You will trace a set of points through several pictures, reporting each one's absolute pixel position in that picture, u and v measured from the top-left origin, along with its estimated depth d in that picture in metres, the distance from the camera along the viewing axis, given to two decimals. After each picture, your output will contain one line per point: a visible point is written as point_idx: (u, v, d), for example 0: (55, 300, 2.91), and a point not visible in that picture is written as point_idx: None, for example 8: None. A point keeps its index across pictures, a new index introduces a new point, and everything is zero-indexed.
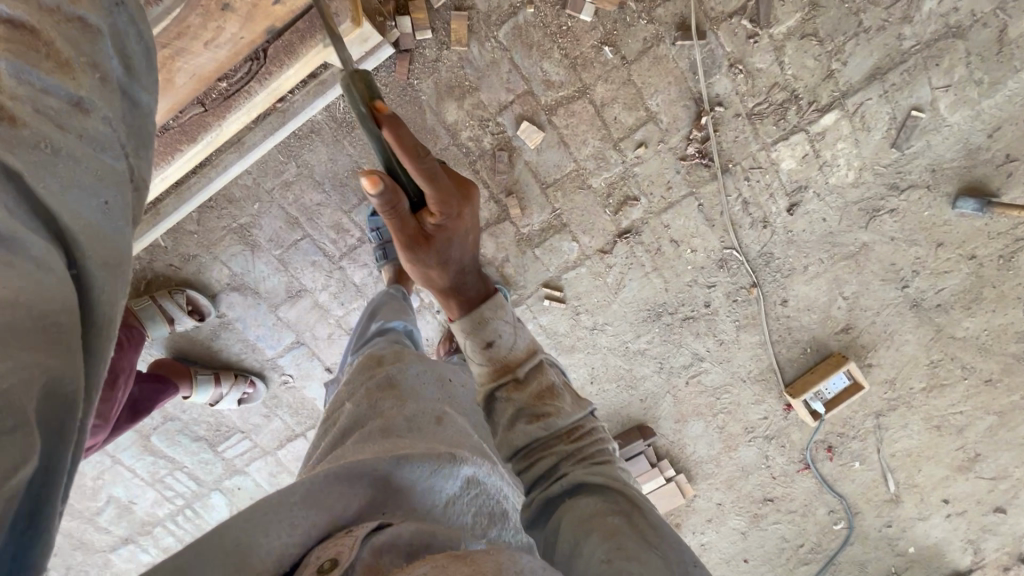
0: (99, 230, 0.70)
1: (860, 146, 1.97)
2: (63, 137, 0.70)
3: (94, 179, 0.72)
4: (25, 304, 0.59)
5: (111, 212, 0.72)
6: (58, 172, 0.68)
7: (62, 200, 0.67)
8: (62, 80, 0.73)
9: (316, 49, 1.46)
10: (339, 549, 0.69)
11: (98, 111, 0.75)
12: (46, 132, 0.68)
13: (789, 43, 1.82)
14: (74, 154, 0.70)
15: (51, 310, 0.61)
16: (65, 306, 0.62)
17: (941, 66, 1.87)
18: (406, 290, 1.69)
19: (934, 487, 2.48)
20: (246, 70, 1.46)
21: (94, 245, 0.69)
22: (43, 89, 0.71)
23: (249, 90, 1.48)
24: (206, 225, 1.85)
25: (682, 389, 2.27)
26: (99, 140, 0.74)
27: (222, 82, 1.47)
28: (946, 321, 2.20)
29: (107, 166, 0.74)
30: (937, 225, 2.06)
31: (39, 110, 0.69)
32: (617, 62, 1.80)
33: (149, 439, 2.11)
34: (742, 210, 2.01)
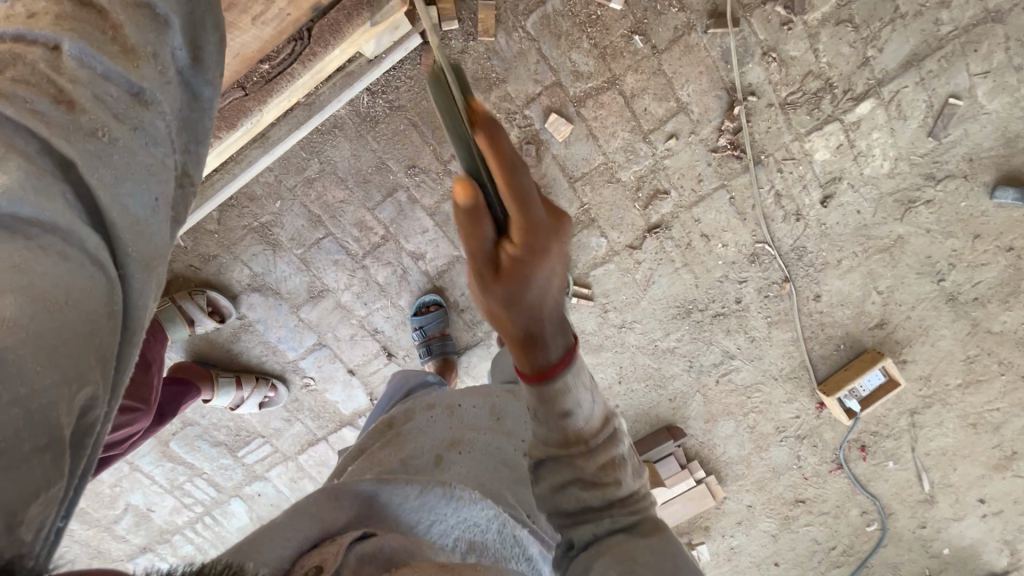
0: (144, 231, 0.66)
1: (895, 135, 1.91)
2: (120, 127, 0.67)
3: (146, 175, 0.68)
4: (75, 309, 0.53)
5: (159, 212, 0.69)
6: (111, 163, 0.64)
7: (112, 194, 0.63)
8: (124, 67, 0.69)
9: (362, 27, 1.43)
10: (325, 557, 0.68)
11: (157, 103, 0.72)
12: (102, 119, 0.65)
13: (824, 30, 1.77)
14: (130, 148, 0.67)
15: (95, 318, 0.55)
16: (106, 310, 0.57)
17: (979, 52, 1.81)
18: (421, 372, 1.65)
19: (971, 487, 2.41)
20: (289, 51, 1.43)
21: (137, 246, 0.64)
22: (104, 75, 0.68)
23: (291, 72, 1.44)
24: (226, 225, 1.81)
25: (711, 388, 2.21)
26: (155, 134, 0.71)
27: (265, 64, 1.43)
28: (983, 315, 2.14)
29: (160, 162, 0.71)
30: (974, 216, 2.00)
31: (99, 96, 0.66)
32: (647, 51, 1.75)
33: (168, 444, 2.07)
34: (774, 202, 1.95)
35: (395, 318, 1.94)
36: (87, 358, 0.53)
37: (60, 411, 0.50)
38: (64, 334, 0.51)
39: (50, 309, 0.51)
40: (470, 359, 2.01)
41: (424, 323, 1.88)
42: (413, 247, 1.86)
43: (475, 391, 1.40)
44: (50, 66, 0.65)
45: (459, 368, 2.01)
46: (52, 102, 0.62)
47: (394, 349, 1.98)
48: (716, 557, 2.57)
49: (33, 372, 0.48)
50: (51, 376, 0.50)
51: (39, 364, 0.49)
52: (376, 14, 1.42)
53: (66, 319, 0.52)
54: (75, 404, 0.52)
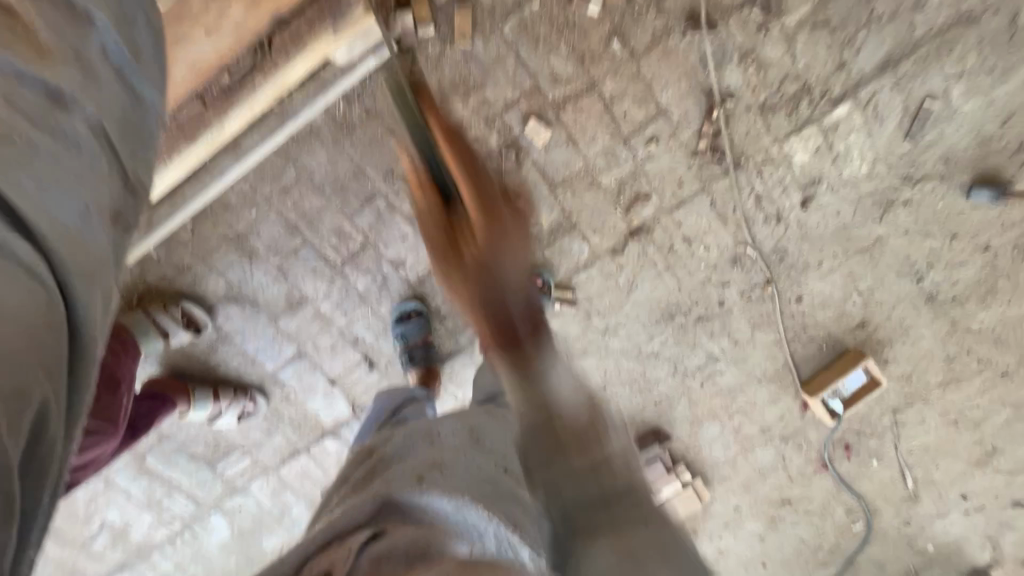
0: (74, 233, 0.76)
1: (873, 137, 1.92)
2: (39, 133, 0.74)
3: (74, 180, 0.77)
4: (14, 326, 0.65)
5: (91, 216, 0.79)
6: (34, 169, 0.73)
7: (37, 198, 0.72)
8: (38, 66, 0.76)
9: (324, 37, 1.40)
10: (339, 561, 0.83)
11: (79, 107, 0.80)
12: (21, 127, 0.73)
13: (801, 33, 1.78)
14: (54, 152, 0.75)
15: (38, 333, 0.67)
16: (50, 328, 0.69)
17: (953, 54, 1.83)
18: (410, 390, 1.64)
19: (953, 483, 2.43)
20: (248, 61, 1.42)
21: (75, 259, 0.76)
22: (17, 77, 0.74)
23: (250, 81, 1.42)
24: (200, 234, 1.77)
25: (696, 391, 2.21)
26: (80, 139, 0.79)
27: (223, 73, 1.42)
28: (961, 313, 2.16)
29: (92, 167, 0.80)
30: (951, 216, 2.02)
31: (13, 102, 0.73)
32: (625, 55, 1.74)
33: (145, 459, 2.02)
34: (755, 205, 1.96)
35: (375, 326, 1.91)
36: (28, 378, 0.64)
37: (2, 429, 0.60)
38: (4, 348, 0.63)
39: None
40: (454, 366, 1.98)
41: (406, 331, 1.85)
42: (393, 254, 1.83)
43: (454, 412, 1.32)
44: None
45: (443, 376, 1.99)
46: None
47: (375, 357, 1.96)
48: (705, 559, 2.57)
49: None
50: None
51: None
52: (339, 25, 1.39)
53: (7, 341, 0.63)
54: (21, 418, 0.63)
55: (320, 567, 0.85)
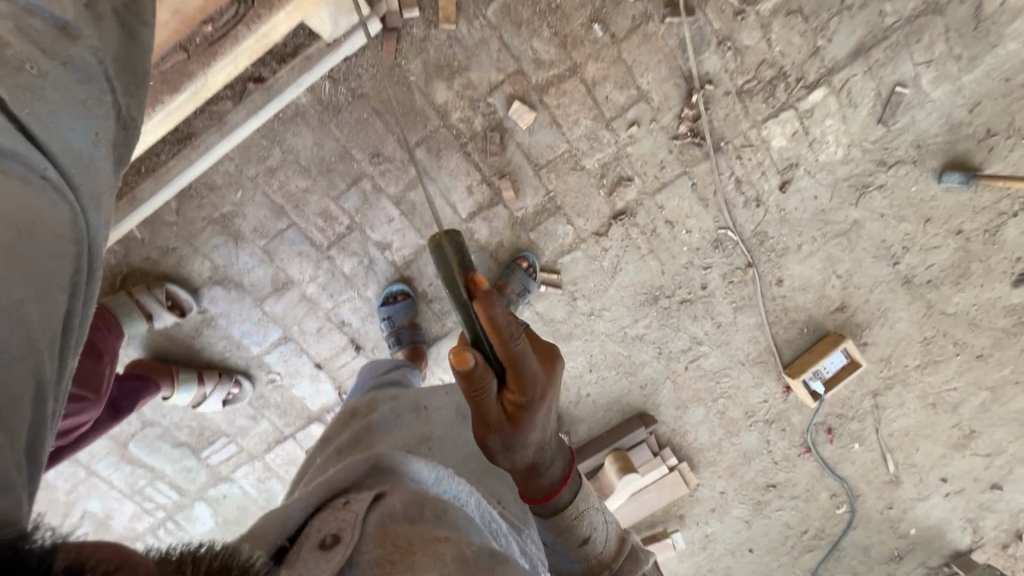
0: (82, 157, 0.75)
1: (847, 123, 1.98)
2: (46, 61, 0.75)
3: (88, 110, 0.79)
4: (40, 228, 0.63)
5: (93, 141, 0.78)
6: (43, 97, 0.72)
7: (51, 124, 0.72)
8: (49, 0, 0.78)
9: None
10: (343, 525, 0.78)
11: (85, 39, 0.82)
12: (28, 52, 0.74)
13: (776, 20, 1.84)
14: (61, 81, 0.76)
15: (60, 244, 0.65)
16: (64, 238, 0.67)
17: (921, 42, 1.90)
18: (395, 361, 1.61)
19: (933, 466, 2.48)
20: (231, 13, 1.36)
21: (80, 178, 0.74)
22: (28, 9, 0.76)
23: (237, 32, 1.37)
24: (185, 215, 1.77)
25: (681, 374, 2.24)
26: (84, 69, 0.80)
27: (207, 25, 1.37)
28: (937, 296, 2.22)
29: (92, 95, 0.80)
30: (924, 200, 2.08)
31: (22, 28, 0.74)
32: (607, 40, 1.79)
33: (127, 447, 2.00)
34: (735, 188, 2.00)
35: (362, 309, 1.92)
36: (53, 287, 0.63)
37: (37, 331, 0.59)
38: (28, 255, 0.60)
39: (17, 229, 0.60)
40: (441, 350, 1.99)
41: (392, 313, 1.86)
42: (379, 237, 1.85)
43: (439, 388, 1.34)
44: None
45: (429, 360, 1.99)
46: None
47: (361, 341, 1.96)
48: (692, 546, 2.58)
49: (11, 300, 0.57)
50: (31, 296, 0.59)
51: (14, 284, 0.58)
52: None
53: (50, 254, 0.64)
54: (49, 322, 0.61)
55: (319, 521, 0.80)
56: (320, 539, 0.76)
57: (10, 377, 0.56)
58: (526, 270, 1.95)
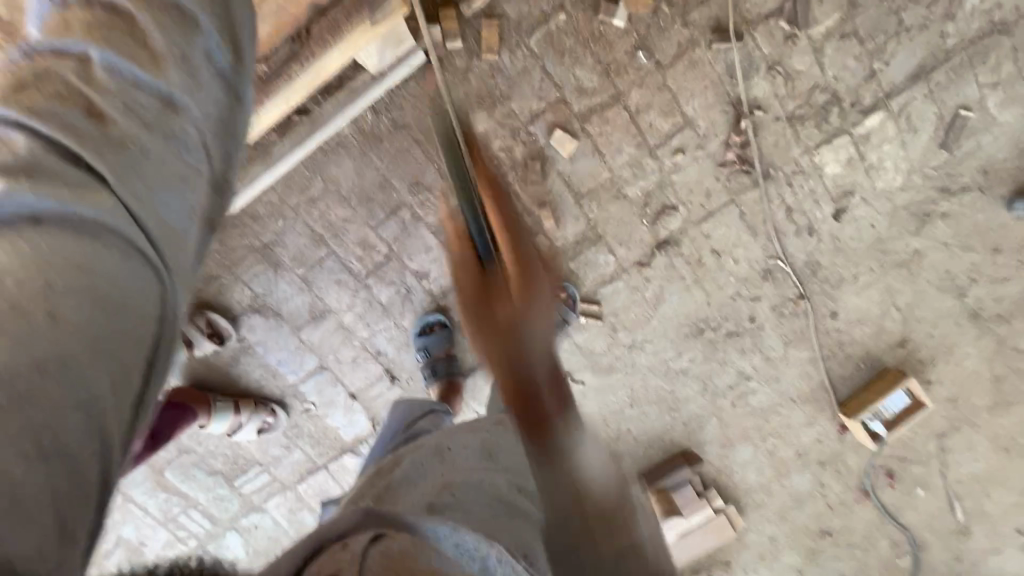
0: (173, 228, 0.74)
1: (907, 148, 1.88)
2: (149, 135, 0.74)
3: (178, 184, 0.76)
4: (121, 307, 0.65)
5: (184, 209, 0.76)
6: (145, 174, 0.72)
7: (149, 203, 0.72)
8: (150, 72, 0.77)
9: (359, 29, 1.38)
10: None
11: (187, 109, 0.79)
12: (132, 131, 0.73)
13: (829, 43, 1.77)
14: (158, 152, 0.74)
15: (138, 319, 0.66)
16: (141, 310, 0.67)
17: (987, 64, 1.80)
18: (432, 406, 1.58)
19: (1006, 516, 2.27)
20: (285, 52, 1.40)
21: (168, 248, 0.73)
22: (132, 82, 0.76)
23: (286, 73, 1.40)
24: (228, 245, 1.79)
25: (727, 411, 2.12)
26: (184, 140, 0.78)
27: (261, 64, 1.40)
28: (1008, 331, 2.06)
29: (187, 165, 0.77)
30: (992, 228, 1.95)
31: (126, 104, 0.74)
32: (651, 67, 1.75)
33: (163, 474, 2.00)
34: (786, 217, 1.91)
35: (398, 339, 1.89)
36: (126, 364, 0.64)
37: (108, 407, 0.60)
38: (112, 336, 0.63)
39: (101, 309, 0.62)
40: (476, 381, 1.93)
41: (428, 343, 1.83)
42: (417, 266, 1.82)
43: (463, 427, 1.26)
44: (84, 80, 0.73)
45: (464, 392, 1.94)
46: (84, 115, 0.71)
47: (396, 371, 1.92)
48: None
49: (90, 382, 0.59)
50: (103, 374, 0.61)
51: (95, 369, 0.60)
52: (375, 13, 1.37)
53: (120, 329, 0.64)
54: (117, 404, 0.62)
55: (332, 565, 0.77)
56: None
57: (76, 465, 0.56)
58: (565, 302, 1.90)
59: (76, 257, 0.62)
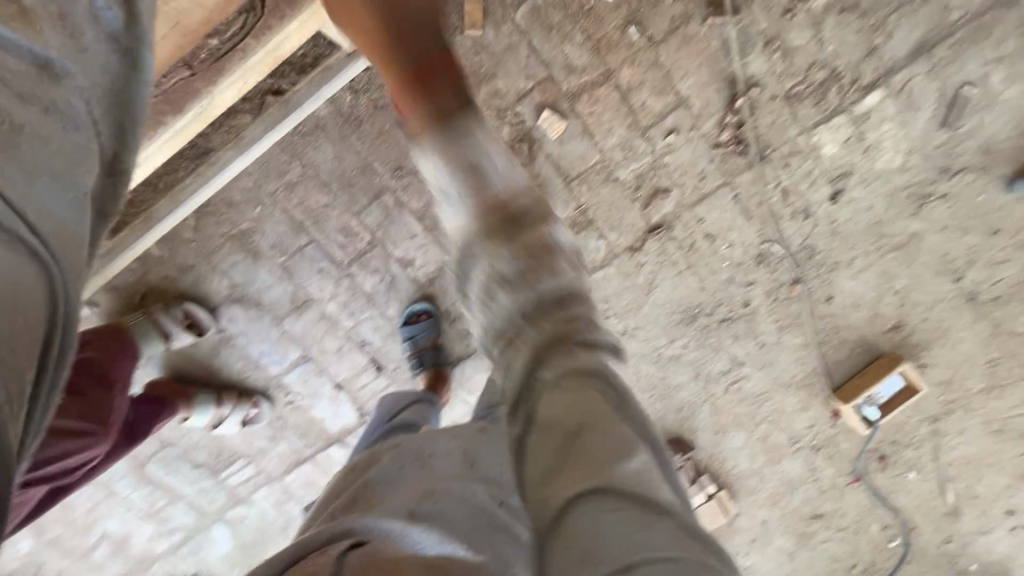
0: (65, 223, 0.65)
1: (906, 127, 1.82)
2: (27, 111, 0.64)
3: (67, 165, 0.68)
4: (15, 309, 0.55)
5: (71, 194, 0.67)
6: (25, 152, 0.62)
7: (30, 192, 0.61)
8: (28, 34, 0.69)
9: None
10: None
11: (70, 79, 0.72)
12: (10, 101, 0.62)
13: (828, 17, 1.69)
14: (44, 130, 0.65)
15: (32, 313, 0.58)
16: (34, 306, 0.58)
17: (992, 38, 1.73)
18: (421, 395, 1.57)
19: (997, 498, 2.28)
20: (239, 25, 1.33)
21: (59, 235, 0.64)
22: (5, 45, 0.65)
23: (242, 47, 1.34)
24: (203, 232, 1.72)
25: (720, 397, 2.09)
26: (73, 118, 0.71)
27: (213, 39, 1.34)
28: (1005, 315, 2.03)
29: (77, 145, 0.70)
30: (992, 210, 1.90)
31: (4, 75, 0.63)
32: (643, 43, 1.67)
33: (146, 467, 1.96)
34: (781, 200, 1.86)
35: (383, 328, 1.84)
36: (19, 369, 0.55)
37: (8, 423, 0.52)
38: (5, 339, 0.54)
39: (0, 311, 0.54)
40: (464, 370, 1.90)
41: (413, 333, 1.78)
42: (402, 253, 1.76)
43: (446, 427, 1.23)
44: None
45: (453, 381, 1.90)
46: None
47: (383, 361, 1.88)
48: None
49: None
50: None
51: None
52: None
53: (15, 338, 0.55)
54: (16, 418, 0.54)
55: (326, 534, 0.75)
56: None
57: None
58: None
59: None
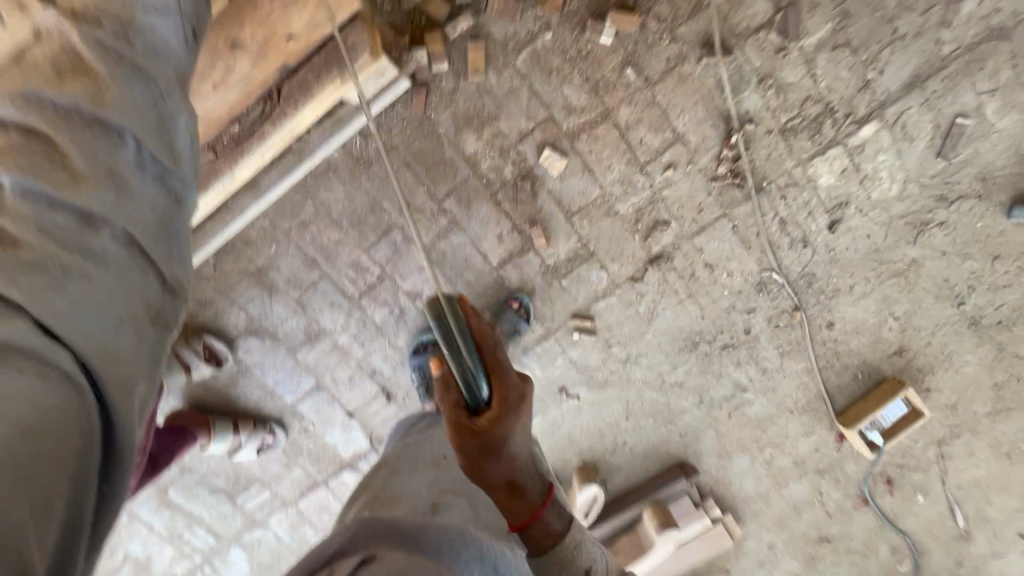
0: (108, 346, 0.62)
1: (902, 157, 1.85)
2: (71, 255, 0.63)
3: (110, 304, 0.64)
4: (45, 431, 0.52)
5: (123, 324, 0.65)
6: (72, 292, 0.61)
7: (75, 324, 0.60)
8: (70, 193, 0.66)
9: (333, 86, 1.42)
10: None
11: (110, 226, 0.68)
12: (52, 252, 0.62)
13: (821, 54, 1.73)
14: (88, 272, 0.64)
15: (65, 442, 0.54)
16: (75, 428, 0.55)
17: (985, 70, 1.76)
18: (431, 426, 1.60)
19: (1009, 521, 2.27)
20: (258, 111, 1.45)
21: (111, 367, 0.62)
22: (51, 207, 0.64)
23: (255, 136, 1.46)
24: (222, 269, 1.80)
25: (724, 422, 2.12)
26: (112, 255, 0.67)
27: (235, 124, 1.46)
28: (1009, 339, 2.04)
29: (130, 284, 0.68)
30: (992, 236, 1.92)
31: (45, 230, 0.63)
32: (640, 83, 1.73)
33: (167, 492, 2.04)
34: (779, 229, 1.90)
35: (393, 358, 1.91)
36: (53, 490, 0.51)
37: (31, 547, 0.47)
38: (39, 464, 0.51)
39: (26, 437, 0.50)
40: None
41: (420, 364, 1.78)
42: (410, 286, 1.83)
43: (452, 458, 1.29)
44: None
45: None
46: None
47: (392, 389, 1.94)
48: None
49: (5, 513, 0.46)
50: (23, 512, 0.47)
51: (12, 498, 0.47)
52: (346, 70, 1.40)
53: (46, 459, 0.51)
54: (44, 544, 0.49)
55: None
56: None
57: None
58: (516, 312, 1.89)
59: None
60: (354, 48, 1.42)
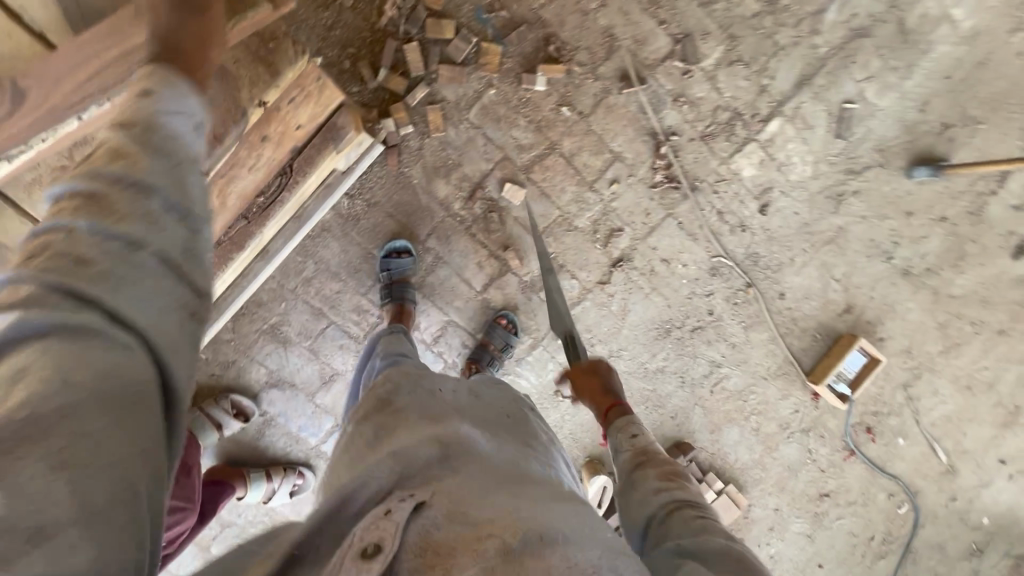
0: (165, 323, 0.66)
1: (808, 143, 2.17)
2: (143, 226, 0.67)
3: (158, 285, 0.66)
4: (125, 396, 0.59)
5: (173, 308, 0.67)
6: (121, 267, 0.64)
7: (130, 301, 0.63)
8: (130, 167, 0.68)
9: (332, 158, 1.69)
10: (385, 535, 0.74)
11: (163, 193, 0.70)
12: (140, 236, 0.66)
13: (720, 71, 2.07)
14: (166, 250, 0.68)
15: (136, 392, 0.60)
16: (138, 390, 0.61)
17: (857, 63, 2.11)
18: None
19: (986, 449, 2.48)
20: (276, 185, 1.67)
21: (162, 333, 0.65)
22: (116, 179, 0.68)
23: (281, 200, 1.68)
24: (239, 331, 2.03)
25: (708, 398, 2.34)
26: (170, 211, 0.70)
27: (259, 197, 1.66)
28: (940, 282, 2.32)
29: (151, 261, 0.66)
30: (901, 196, 2.23)
31: (145, 191, 0.68)
32: (575, 117, 2.04)
33: (211, 549, 2.18)
34: (719, 219, 2.19)
35: None
36: (82, 459, 0.55)
37: (130, 502, 0.57)
38: (89, 434, 0.56)
39: (93, 397, 0.57)
40: None
41: (404, 267, 1.99)
42: None
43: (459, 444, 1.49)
44: (109, 189, 0.67)
45: None
46: (92, 218, 0.65)
47: None
48: None
49: (77, 479, 0.54)
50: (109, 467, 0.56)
51: (94, 459, 0.55)
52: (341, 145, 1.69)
53: (119, 421, 0.58)
54: (139, 489, 0.58)
55: (356, 525, 0.78)
56: (360, 552, 0.72)
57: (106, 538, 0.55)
58: (505, 327, 2.13)
59: (74, 358, 0.58)
60: (343, 129, 1.68)
